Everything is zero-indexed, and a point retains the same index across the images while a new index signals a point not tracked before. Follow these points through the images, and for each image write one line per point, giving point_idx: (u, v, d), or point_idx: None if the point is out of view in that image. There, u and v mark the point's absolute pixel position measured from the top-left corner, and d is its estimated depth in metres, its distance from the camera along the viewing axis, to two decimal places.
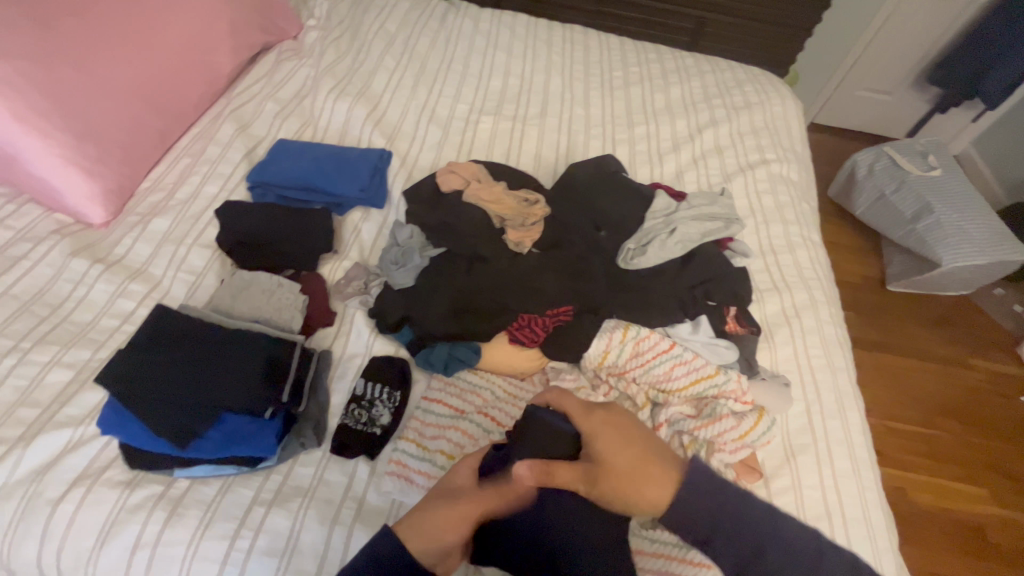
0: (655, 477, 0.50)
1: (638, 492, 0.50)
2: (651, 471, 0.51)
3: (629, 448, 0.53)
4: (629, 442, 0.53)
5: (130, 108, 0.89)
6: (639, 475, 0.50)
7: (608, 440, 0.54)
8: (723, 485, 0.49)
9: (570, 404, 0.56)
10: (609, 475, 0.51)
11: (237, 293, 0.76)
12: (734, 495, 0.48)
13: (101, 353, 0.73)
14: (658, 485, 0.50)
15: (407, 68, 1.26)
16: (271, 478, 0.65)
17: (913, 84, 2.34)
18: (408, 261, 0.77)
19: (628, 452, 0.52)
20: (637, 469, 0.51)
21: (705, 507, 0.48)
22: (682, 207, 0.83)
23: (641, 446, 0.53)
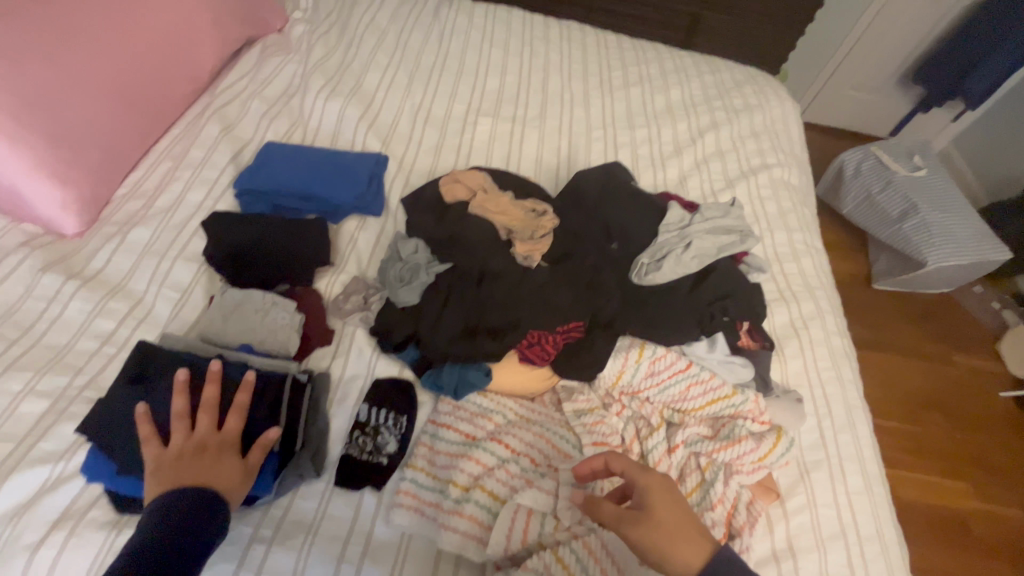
0: (694, 545, 0.52)
1: (678, 550, 0.51)
2: (692, 539, 0.52)
3: (678, 514, 0.54)
4: (678, 507, 0.54)
5: (106, 108, 0.82)
6: (680, 540, 0.52)
7: (661, 499, 0.54)
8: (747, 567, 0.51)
9: (625, 461, 0.57)
10: (656, 526, 0.52)
11: (228, 315, 0.71)
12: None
13: (80, 379, 0.67)
14: (694, 551, 0.52)
15: (400, 65, 1.21)
16: (271, 514, 0.61)
17: (898, 84, 2.36)
18: (414, 278, 0.73)
19: (677, 515, 0.53)
20: (683, 536, 0.52)
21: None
22: (696, 219, 0.80)
23: (687, 511, 0.54)
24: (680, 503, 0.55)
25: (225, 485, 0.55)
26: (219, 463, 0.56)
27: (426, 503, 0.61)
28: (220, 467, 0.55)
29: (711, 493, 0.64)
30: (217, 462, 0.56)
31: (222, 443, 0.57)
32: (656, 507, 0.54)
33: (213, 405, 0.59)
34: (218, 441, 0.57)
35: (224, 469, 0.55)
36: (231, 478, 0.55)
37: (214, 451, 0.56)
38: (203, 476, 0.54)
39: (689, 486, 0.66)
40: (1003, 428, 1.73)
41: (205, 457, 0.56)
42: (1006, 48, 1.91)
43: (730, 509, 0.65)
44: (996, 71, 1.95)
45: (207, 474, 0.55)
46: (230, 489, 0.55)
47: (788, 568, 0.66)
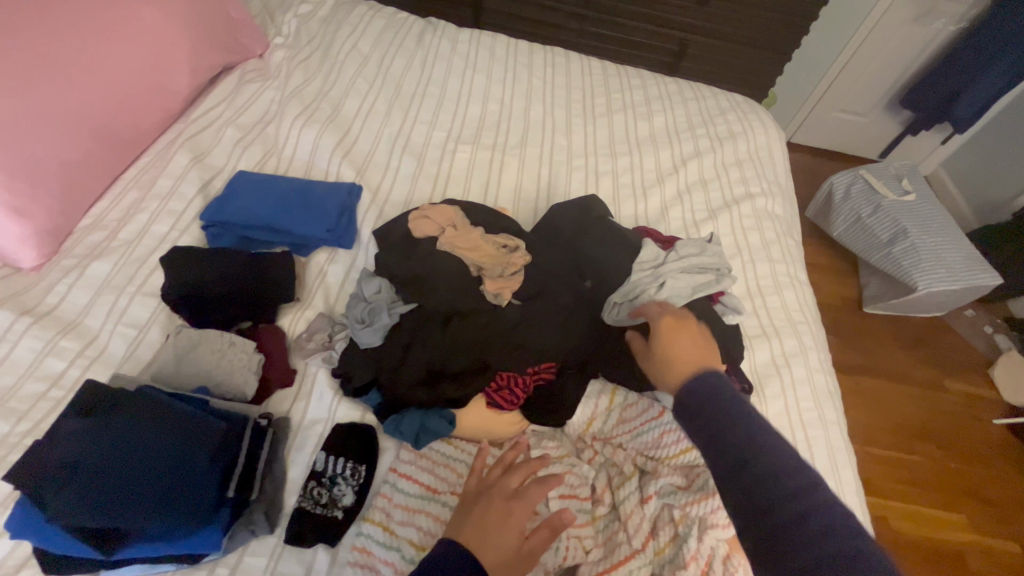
0: (692, 363, 0.59)
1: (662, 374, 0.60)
2: (691, 363, 0.58)
3: (689, 348, 0.60)
4: (691, 347, 0.60)
5: (72, 140, 0.80)
6: (677, 359, 0.59)
7: (672, 338, 0.62)
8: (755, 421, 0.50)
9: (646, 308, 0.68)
10: (651, 357, 0.62)
11: (182, 355, 0.68)
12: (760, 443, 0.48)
13: (22, 425, 0.64)
14: (689, 369, 0.58)
15: (381, 91, 1.20)
16: (216, 573, 0.57)
17: (886, 108, 2.38)
18: (375, 320, 0.70)
19: (686, 350, 0.60)
20: (686, 361, 0.59)
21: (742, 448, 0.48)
22: (671, 258, 0.77)
23: (690, 347, 0.60)
24: (691, 340, 0.61)
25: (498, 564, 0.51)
26: (501, 531, 0.53)
27: (379, 561, 0.58)
28: (505, 539, 0.53)
29: (685, 550, 0.61)
30: (505, 532, 0.54)
31: (513, 512, 0.55)
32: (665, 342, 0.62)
33: (525, 471, 0.59)
34: (515, 511, 0.55)
35: (506, 546, 0.53)
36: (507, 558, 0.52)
37: (510, 514, 0.55)
38: (493, 545, 0.52)
39: (661, 541, 0.62)
40: (998, 456, 1.71)
41: (503, 524, 0.54)
42: (990, 75, 1.94)
43: (704, 567, 0.61)
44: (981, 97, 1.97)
45: (500, 546, 0.52)
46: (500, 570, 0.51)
47: None
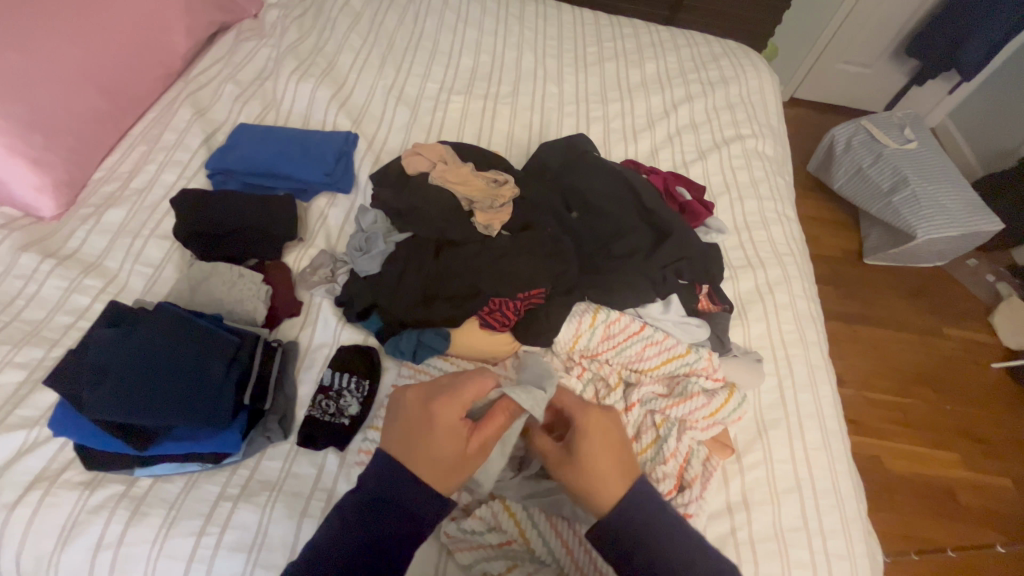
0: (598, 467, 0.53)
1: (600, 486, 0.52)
2: (613, 479, 0.53)
3: (608, 450, 0.54)
4: (608, 450, 0.54)
5: (80, 94, 0.83)
6: (593, 486, 0.52)
7: (589, 440, 0.54)
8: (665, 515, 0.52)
9: (571, 401, 0.58)
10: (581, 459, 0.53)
11: (197, 285, 0.74)
12: (661, 531, 0.51)
13: (56, 351, 0.70)
14: (617, 482, 0.53)
15: (374, 46, 1.22)
16: (238, 473, 0.64)
17: (892, 56, 2.32)
18: (373, 248, 0.78)
19: (610, 454, 0.54)
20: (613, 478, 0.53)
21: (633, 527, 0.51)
22: (638, 180, 0.87)
23: (618, 452, 0.54)
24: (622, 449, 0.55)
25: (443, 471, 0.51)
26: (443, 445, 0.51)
27: None
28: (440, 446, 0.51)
29: (665, 449, 0.65)
30: (427, 439, 0.51)
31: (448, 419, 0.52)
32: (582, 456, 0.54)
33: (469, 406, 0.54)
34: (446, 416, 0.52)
35: (455, 464, 0.51)
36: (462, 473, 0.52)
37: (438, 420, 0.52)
38: (422, 446, 0.51)
39: (643, 443, 0.66)
40: (996, 400, 1.69)
41: (445, 438, 0.52)
42: (999, 14, 1.86)
43: (682, 464, 0.65)
44: (990, 39, 1.91)
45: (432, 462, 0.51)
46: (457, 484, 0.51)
47: (741, 519, 0.67)
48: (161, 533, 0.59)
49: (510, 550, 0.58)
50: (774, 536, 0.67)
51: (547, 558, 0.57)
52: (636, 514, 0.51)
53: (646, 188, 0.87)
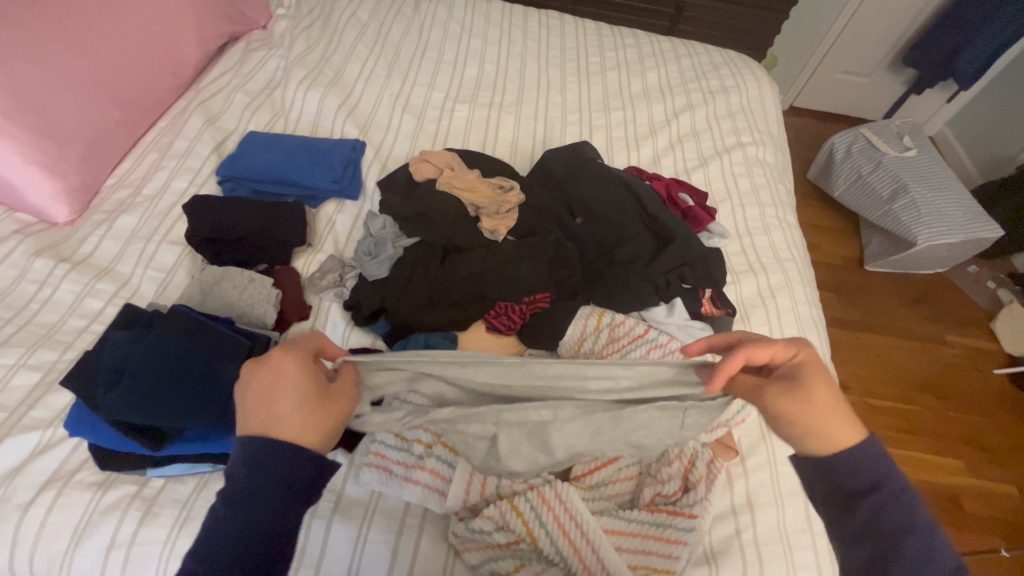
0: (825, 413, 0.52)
1: (820, 426, 0.52)
2: (838, 422, 0.52)
3: (828, 392, 0.53)
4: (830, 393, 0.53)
5: (93, 103, 0.85)
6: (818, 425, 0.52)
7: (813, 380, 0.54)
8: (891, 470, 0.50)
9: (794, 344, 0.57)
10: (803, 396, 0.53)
11: (208, 289, 0.75)
12: (885, 484, 0.50)
13: (69, 353, 0.71)
14: (839, 425, 0.52)
15: (380, 56, 1.24)
16: None
17: (889, 66, 2.35)
18: (382, 252, 0.79)
19: (827, 397, 0.53)
20: (829, 418, 0.52)
21: (864, 469, 0.50)
22: (641, 187, 0.89)
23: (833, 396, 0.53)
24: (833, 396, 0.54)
25: (297, 423, 0.49)
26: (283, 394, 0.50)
27: (392, 462, 0.64)
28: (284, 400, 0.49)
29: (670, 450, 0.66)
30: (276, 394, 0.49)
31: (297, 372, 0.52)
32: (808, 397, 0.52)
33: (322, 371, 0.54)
34: (288, 367, 0.50)
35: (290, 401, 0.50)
36: (319, 425, 0.50)
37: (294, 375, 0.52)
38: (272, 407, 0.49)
39: None
40: (999, 406, 1.69)
41: (288, 389, 0.49)
42: (994, 25, 1.89)
43: (688, 464, 0.67)
44: (986, 49, 1.94)
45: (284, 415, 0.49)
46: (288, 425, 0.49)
47: (746, 520, 0.68)
48: (172, 533, 0.59)
49: (517, 550, 0.59)
50: (779, 538, 0.67)
51: (555, 558, 0.58)
52: (865, 463, 0.50)
53: (648, 195, 0.88)
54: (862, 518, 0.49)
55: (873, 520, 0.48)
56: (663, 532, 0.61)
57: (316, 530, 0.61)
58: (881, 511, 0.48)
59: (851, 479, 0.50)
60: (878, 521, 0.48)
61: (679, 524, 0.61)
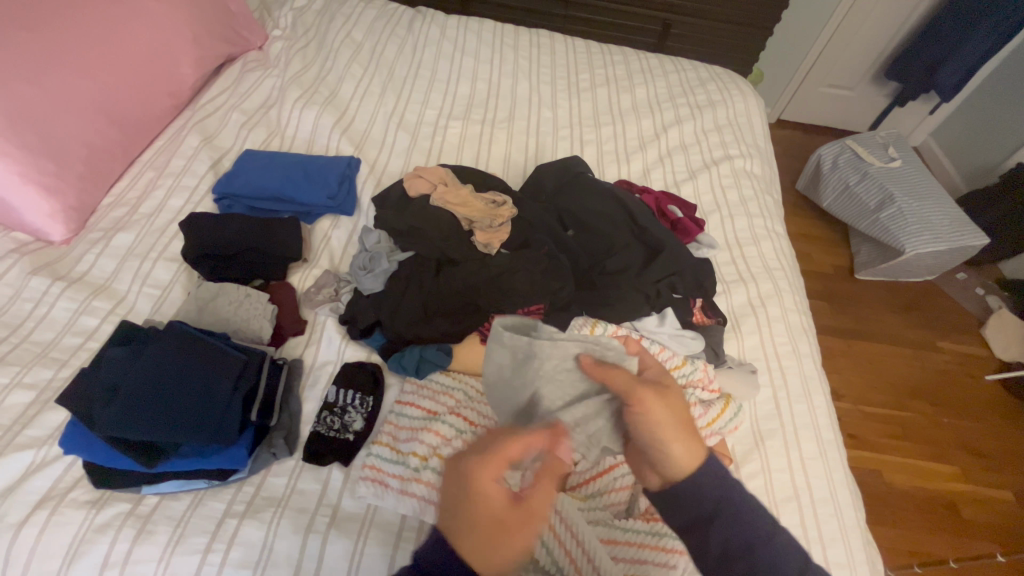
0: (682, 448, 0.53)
1: (671, 452, 0.53)
2: (686, 443, 0.54)
3: (671, 420, 0.54)
4: (675, 421, 0.55)
5: (92, 123, 0.86)
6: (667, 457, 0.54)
7: (660, 408, 0.55)
8: (732, 486, 0.52)
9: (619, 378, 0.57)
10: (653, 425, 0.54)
11: (204, 305, 0.76)
12: (740, 499, 0.51)
13: (64, 371, 0.71)
14: (686, 453, 0.53)
15: (374, 75, 1.27)
16: (244, 489, 0.64)
17: (873, 79, 2.41)
18: (376, 266, 0.81)
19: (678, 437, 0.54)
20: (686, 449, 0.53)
21: (710, 496, 0.51)
22: (629, 199, 0.91)
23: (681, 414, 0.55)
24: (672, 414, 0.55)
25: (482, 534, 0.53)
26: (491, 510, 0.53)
27: (389, 475, 0.65)
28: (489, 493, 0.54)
29: None
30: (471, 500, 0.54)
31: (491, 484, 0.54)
32: (648, 419, 0.55)
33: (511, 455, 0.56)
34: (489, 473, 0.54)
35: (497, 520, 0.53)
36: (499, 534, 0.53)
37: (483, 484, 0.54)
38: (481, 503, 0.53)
39: None
40: (991, 411, 1.70)
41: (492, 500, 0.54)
42: (973, 38, 1.94)
43: None
44: (965, 62, 1.99)
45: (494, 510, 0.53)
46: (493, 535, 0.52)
47: None
48: (167, 551, 0.59)
49: None
50: None
51: (549, 566, 0.59)
52: (710, 482, 0.52)
53: (637, 207, 0.90)
54: (717, 543, 0.50)
55: (727, 544, 0.50)
56: (659, 541, 0.61)
57: (311, 544, 0.60)
58: (734, 527, 0.50)
59: (702, 503, 0.51)
60: (739, 539, 0.49)
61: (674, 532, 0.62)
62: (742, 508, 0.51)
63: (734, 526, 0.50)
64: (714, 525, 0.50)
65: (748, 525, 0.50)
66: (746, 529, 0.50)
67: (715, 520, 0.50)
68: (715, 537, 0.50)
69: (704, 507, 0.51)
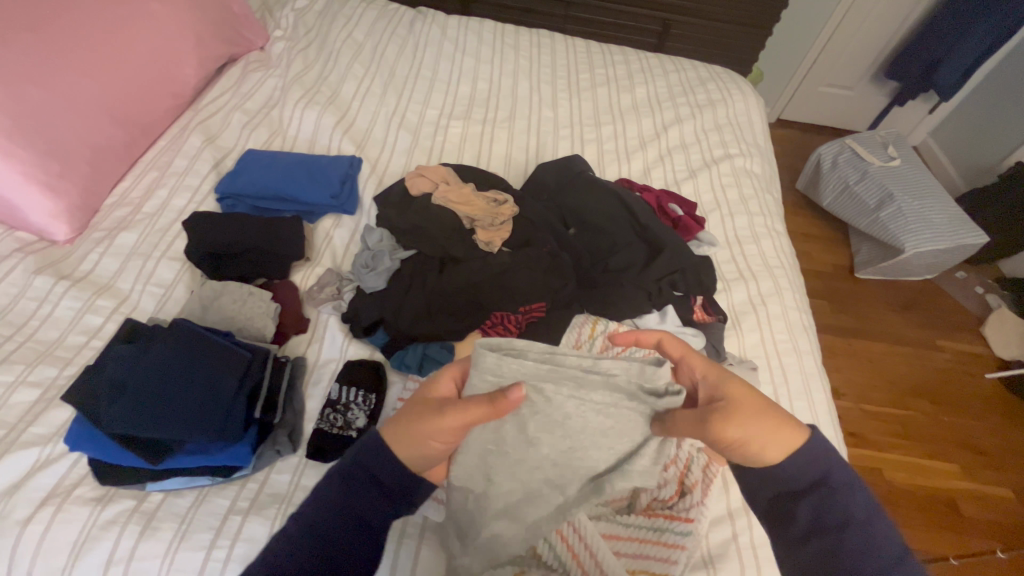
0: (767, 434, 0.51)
1: (763, 434, 0.52)
2: (771, 425, 0.52)
3: (751, 402, 0.53)
4: (754, 402, 0.54)
5: (95, 123, 0.87)
6: (756, 446, 0.52)
7: (736, 391, 0.55)
8: (834, 466, 0.52)
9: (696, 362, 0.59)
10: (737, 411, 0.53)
11: (208, 303, 0.77)
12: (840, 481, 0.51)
13: (69, 369, 0.72)
14: (774, 435, 0.52)
15: (376, 76, 1.27)
16: (248, 486, 0.65)
17: (872, 79, 2.42)
18: (379, 264, 0.81)
19: (765, 420, 0.52)
20: (772, 433, 0.52)
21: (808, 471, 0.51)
22: (630, 197, 0.91)
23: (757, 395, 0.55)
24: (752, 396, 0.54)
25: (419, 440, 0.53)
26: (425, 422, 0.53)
27: None
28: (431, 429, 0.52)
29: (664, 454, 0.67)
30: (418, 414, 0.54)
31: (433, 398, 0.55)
32: (732, 407, 0.53)
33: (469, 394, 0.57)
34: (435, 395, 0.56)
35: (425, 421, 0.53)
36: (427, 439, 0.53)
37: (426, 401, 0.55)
38: (418, 424, 0.53)
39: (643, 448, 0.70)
40: (991, 409, 1.71)
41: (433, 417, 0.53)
42: (973, 38, 1.95)
43: (683, 470, 0.67)
44: (964, 62, 2.00)
45: (427, 430, 0.53)
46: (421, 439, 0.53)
47: (743, 525, 0.68)
48: (172, 547, 0.59)
49: (516, 557, 0.60)
50: None
51: (554, 564, 0.59)
52: (811, 463, 0.51)
53: (639, 206, 0.90)
54: (803, 520, 0.50)
55: (816, 518, 0.50)
56: (660, 537, 0.62)
57: None
58: (829, 505, 0.50)
59: (794, 481, 0.52)
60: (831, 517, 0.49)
61: (676, 528, 0.62)
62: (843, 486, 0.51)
63: (825, 503, 0.50)
64: (804, 500, 0.51)
65: (845, 505, 0.49)
66: (846, 511, 0.49)
67: (806, 495, 0.51)
68: (798, 513, 0.51)
69: (796, 483, 0.52)
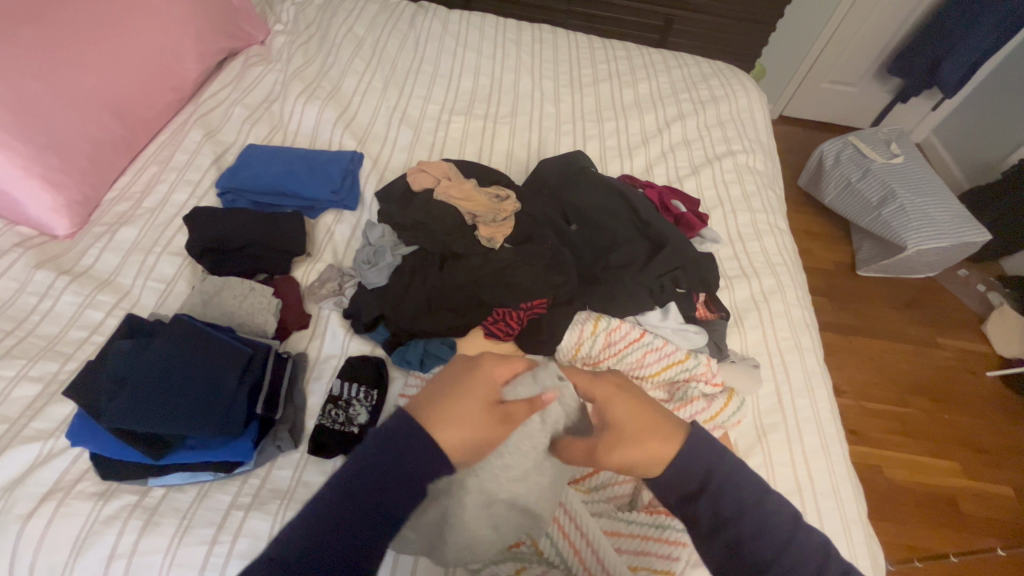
0: (646, 457, 0.50)
1: (644, 445, 0.51)
2: (653, 437, 0.51)
3: (636, 413, 0.53)
4: (639, 413, 0.53)
5: (95, 117, 0.86)
6: (641, 465, 0.51)
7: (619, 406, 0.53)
8: (720, 452, 0.52)
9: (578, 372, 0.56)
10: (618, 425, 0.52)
11: (209, 298, 0.76)
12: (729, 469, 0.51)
13: (70, 365, 0.71)
14: (658, 447, 0.51)
15: (377, 70, 1.27)
16: (249, 482, 0.65)
17: (876, 75, 2.40)
18: (380, 260, 0.80)
19: (645, 427, 0.52)
20: (654, 446, 0.51)
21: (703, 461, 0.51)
22: (632, 193, 0.91)
23: (646, 404, 0.54)
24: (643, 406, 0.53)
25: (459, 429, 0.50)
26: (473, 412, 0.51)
27: None
28: (470, 398, 0.51)
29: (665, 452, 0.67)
30: (462, 394, 0.52)
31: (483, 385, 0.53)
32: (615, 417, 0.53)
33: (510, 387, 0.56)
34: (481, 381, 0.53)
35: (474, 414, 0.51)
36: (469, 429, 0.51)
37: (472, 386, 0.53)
38: (460, 406, 0.51)
39: None
40: (991, 407, 1.71)
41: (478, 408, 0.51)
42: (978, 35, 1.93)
43: None
44: (969, 59, 1.98)
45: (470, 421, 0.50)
46: (464, 431, 0.50)
47: None
48: (173, 542, 0.59)
49: (518, 553, 0.61)
50: None
51: (555, 559, 0.60)
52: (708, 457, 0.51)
53: (641, 202, 0.90)
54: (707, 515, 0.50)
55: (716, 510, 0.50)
56: (661, 533, 0.62)
57: None
58: (734, 489, 0.50)
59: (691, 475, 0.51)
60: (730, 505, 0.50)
61: (676, 524, 0.62)
62: (727, 477, 0.50)
63: (728, 494, 0.50)
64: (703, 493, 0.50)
65: (736, 490, 0.50)
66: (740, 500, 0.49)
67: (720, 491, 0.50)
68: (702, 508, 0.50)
69: (694, 480, 0.51)
